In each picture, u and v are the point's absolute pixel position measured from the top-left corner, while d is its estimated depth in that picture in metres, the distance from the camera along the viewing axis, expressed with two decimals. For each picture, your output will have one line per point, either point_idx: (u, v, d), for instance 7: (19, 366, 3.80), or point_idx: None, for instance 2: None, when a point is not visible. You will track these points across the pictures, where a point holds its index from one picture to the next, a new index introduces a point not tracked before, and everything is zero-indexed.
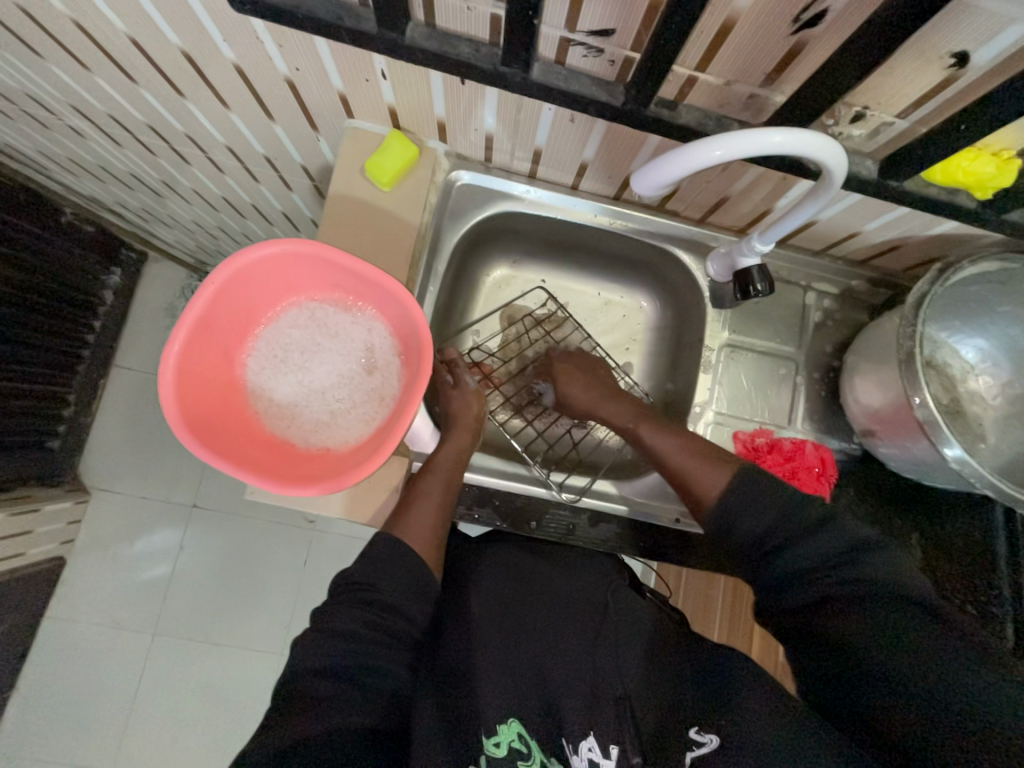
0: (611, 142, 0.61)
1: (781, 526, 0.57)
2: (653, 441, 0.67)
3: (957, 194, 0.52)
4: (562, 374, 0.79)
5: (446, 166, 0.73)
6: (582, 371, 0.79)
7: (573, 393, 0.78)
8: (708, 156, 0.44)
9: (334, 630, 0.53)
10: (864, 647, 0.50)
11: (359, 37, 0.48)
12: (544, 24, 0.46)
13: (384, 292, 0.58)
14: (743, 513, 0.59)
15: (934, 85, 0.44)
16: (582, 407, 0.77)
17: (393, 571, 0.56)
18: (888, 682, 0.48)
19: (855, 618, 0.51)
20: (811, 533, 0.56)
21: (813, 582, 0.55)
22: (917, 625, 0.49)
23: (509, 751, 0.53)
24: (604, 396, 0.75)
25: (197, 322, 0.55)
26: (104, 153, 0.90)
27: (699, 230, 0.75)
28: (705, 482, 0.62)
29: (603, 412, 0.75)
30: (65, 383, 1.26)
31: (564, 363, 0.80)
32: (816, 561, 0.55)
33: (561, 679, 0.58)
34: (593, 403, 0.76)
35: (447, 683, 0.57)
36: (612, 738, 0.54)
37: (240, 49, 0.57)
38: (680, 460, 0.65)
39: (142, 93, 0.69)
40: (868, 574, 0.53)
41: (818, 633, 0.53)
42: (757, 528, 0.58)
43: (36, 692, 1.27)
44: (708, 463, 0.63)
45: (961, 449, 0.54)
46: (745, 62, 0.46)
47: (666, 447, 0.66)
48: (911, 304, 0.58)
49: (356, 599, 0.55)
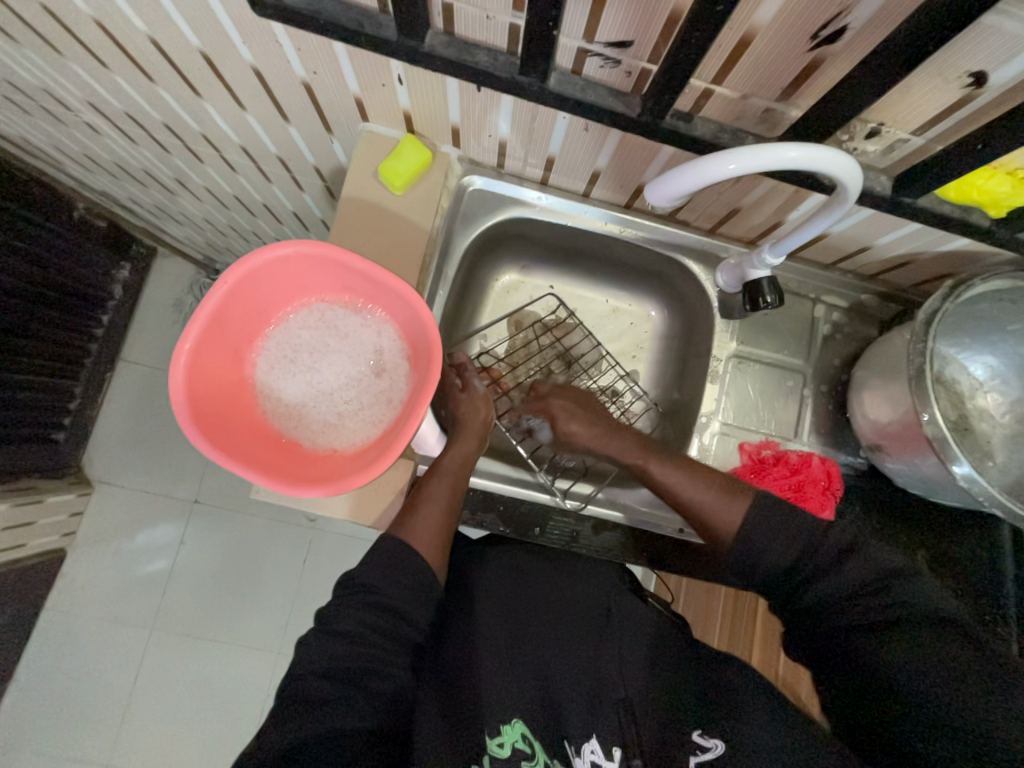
0: (624, 152, 0.61)
1: (806, 561, 0.56)
2: (665, 477, 0.65)
3: (971, 212, 0.52)
4: (560, 412, 0.73)
5: (458, 172, 0.74)
6: (579, 407, 0.73)
7: (573, 431, 0.72)
8: (723, 170, 0.44)
9: (336, 631, 0.53)
10: (894, 676, 0.50)
11: (379, 44, 0.49)
12: (563, 35, 0.47)
13: (395, 296, 0.58)
14: (761, 537, 0.58)
15: (951, 104, 0.44)
16: (585, 445, 0.72)
17: (396, 574, 0.56)
18: (917, 712, 0.48)
19: (885, 649, 0.51)
20: (840, 565, 0.55)
21: (843, 612, 0.54)
22: (943, 653, 0.49)
23: (513, 752, 0.53)
24: (606, 434, 0.70)
25: (208, 321, 0.55)
26: (119, 150, 0.91)
27: (710, 240, 0.76)
28: (725, 515, 0.61)
29: (608, 450, 0.70)
30: (72, 376, 1.27)
31: (560, 399, 0.74)
32: (845, 592, 0.55)
33: (564, 683, 0.59)
34: (596, 441, 0.71)
35: (452, 683, 0.59)
36: (614, 741, 0.55)
37: (258, 52, 0.57)
38: (696, 493, 0.63)
39: (160, 92, 0.69)
40: (895, 603, 0.53)
41: (847, 659, 0.54)
42: (783, 560, 0.57)
43: (33, 683, 1.27)
44: (724, 494, 0.61)
45: (970, 467, 0.54)
46: (762, 77, 0.46)
47: (681, 480, 0.64)
48: (922, 319, 0.58)
49: (358, 600, 0.55)
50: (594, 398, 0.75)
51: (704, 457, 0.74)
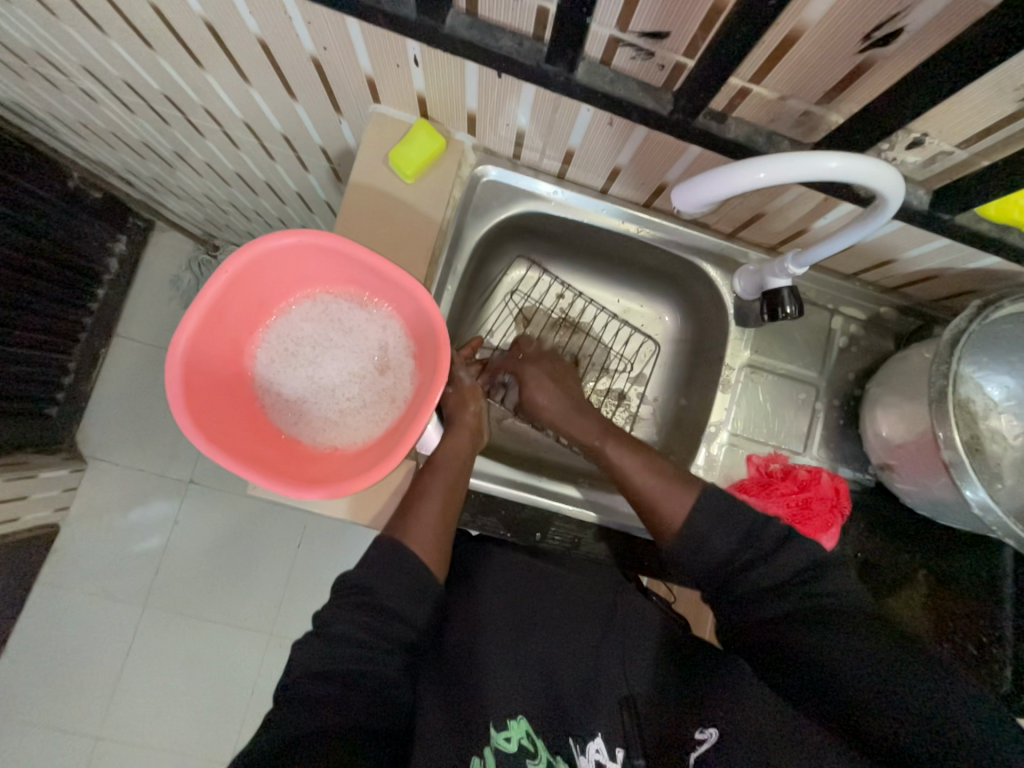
0: (648, 148, 0.58)
1: (749, 546, 0.58)
2: (618, 459, 0.65)
3: (1008, 231, 0.50)
4: (531, 379, 0.73)
5: (473, 161, 0.70)
6: (552, 379, 0.73)
7: (540, 401, 0.72)
8: (752, 179, 0.41)
9: (332, 635, 0.52)
10: (835, 663, 0.50)
11: (396, 22, 0.45)
12: (595, 22, 0.43)
13: (402, 291, 0.56)
14: (711, 527, 0.59)
15: (1002, 118, 0.42)
16: (549, 419, 0.72)
17: (395, 576, 0.55)
18: (858, 693, 0.48)
19: (821, 631, 0.52)
20: (775, 553, 0.57)
21: (779, 599, 0.55)
22: (874, 639, 0.51)
23: (519, 747, 0.53)
24: (570, 408, 0.71)
25: (208, 310, 0.52)
26: (116, 120, 0.87)
27: (729, 244, 0.73)
28: (671, 506, 0.61)
29: (568, 427, 0.70)
30: (66, 349, 1.24)
31: (535, 367, 0.74)
32: (785, 579, 0.56)
33: (568, 679, 0.58)
34: (560, 417, 0.71)
35: (450, 671, 0.58)
36: (619, 741, 0.54)
37: (266, 23, 0.53)
38: (646, 480, 0.63)
39: (158, 60, 0.65)
40: (828, 591, 0.55)
41: (789, 652, 0.53)
42: (726, 549, 0.58)
43: (25, 655, 1.27)
44: (671, 486, 0.62)
45: (983, 492, 0.53)
46: (805, 78, 0.43)
47: (630, 467, 0.64)
48: (947, 340, 0.56)
49: (355, 601, 0.54)
50: (571, 374, 0.76)
51: (711, 466, 0.72)
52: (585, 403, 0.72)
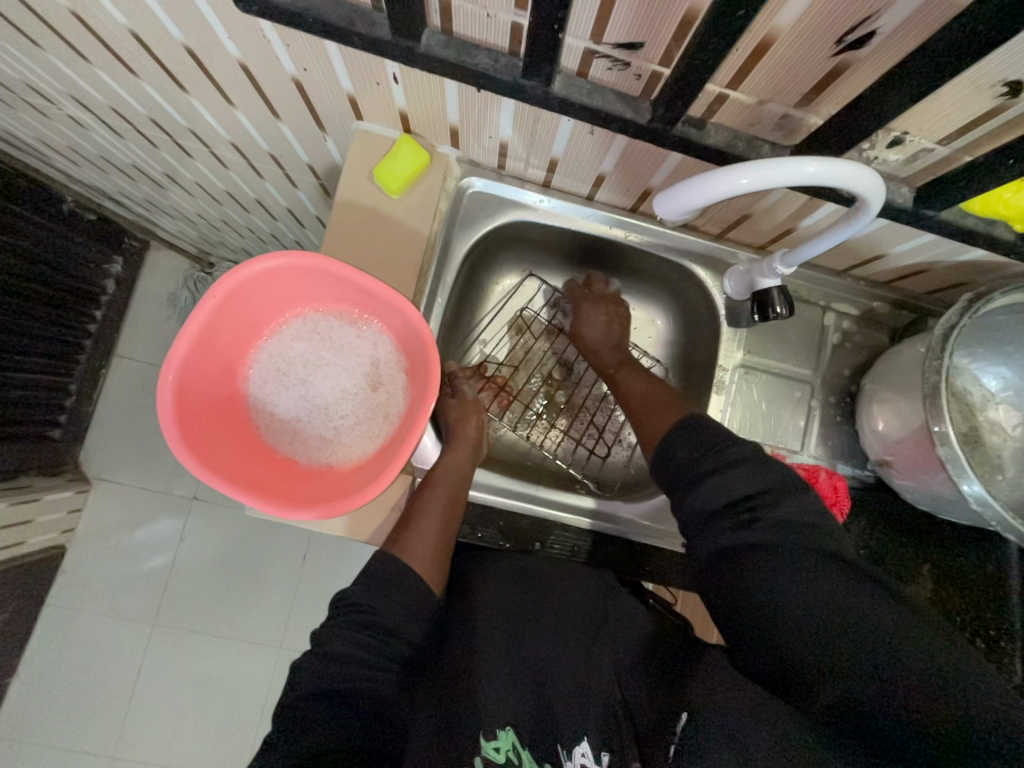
0: (632, 155, 0.59)
1: (710, 459, 0.58)
2: (627, 385, 0.74)
3: (996, 225, 0.50)
4: (587, 313, 0.79)
5: (458, 173, 0.71)
6: (608, 314, 0.78)
7: (586, 333, 0.79)
8: (734, 185, 0.42)
9: (330, 654, 0.52)
10: (791, 601, 0.50)
11: (372, 44, 0.45)
12: (569, 36, 0.43)
13: (391, 306, 0.56)
14: (680, 441, 0.61)
15: (982, 114, 0.42)
16: (584, 348, 0.80)
17: (390, 594, 0.56)
18: (812, 631, 0.48)
19: (769, 561, 0.52)
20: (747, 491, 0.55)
21: (729, 512, 0.55)
22: (832, 577, 0.50)
23: (507, 759, 0.51)
24: (613, 344, 0.78)
25: (199, 334, 0.53)
26: (106, 145, 0.88)
27: (718, 245, 0.73)
28: (654, 422, 0.67)
29: (601, 359, 0.78)
30: (66, 371, 1.25)
31: (592, 303, 0.79)
32: (735, 494, 0.56)
33: (559, 689, 0.57)
34: (595, 347, 0.79)
35: (447, 691, 0.56)
36: (603, 743, 0.53)
37: (245, 47, 0.54)
38: (637, 403, 0.71)
39: (143, 86, 0.66)
40: (788, 517, 0.53)
41: (746, 583, 0.52)
42: (688, 458, 0.60)
43: (37, 678, 1.28)
44: (662, 407, 0.68)
45: (980, 486, 0.52)
46: (782, 83, 0.43)
47: (637, 390, 0.73)
48: (938, 335, 0.55)
49: (353, 620, 0.54)
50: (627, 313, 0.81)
51: None
52: (624, 337, 0.78)
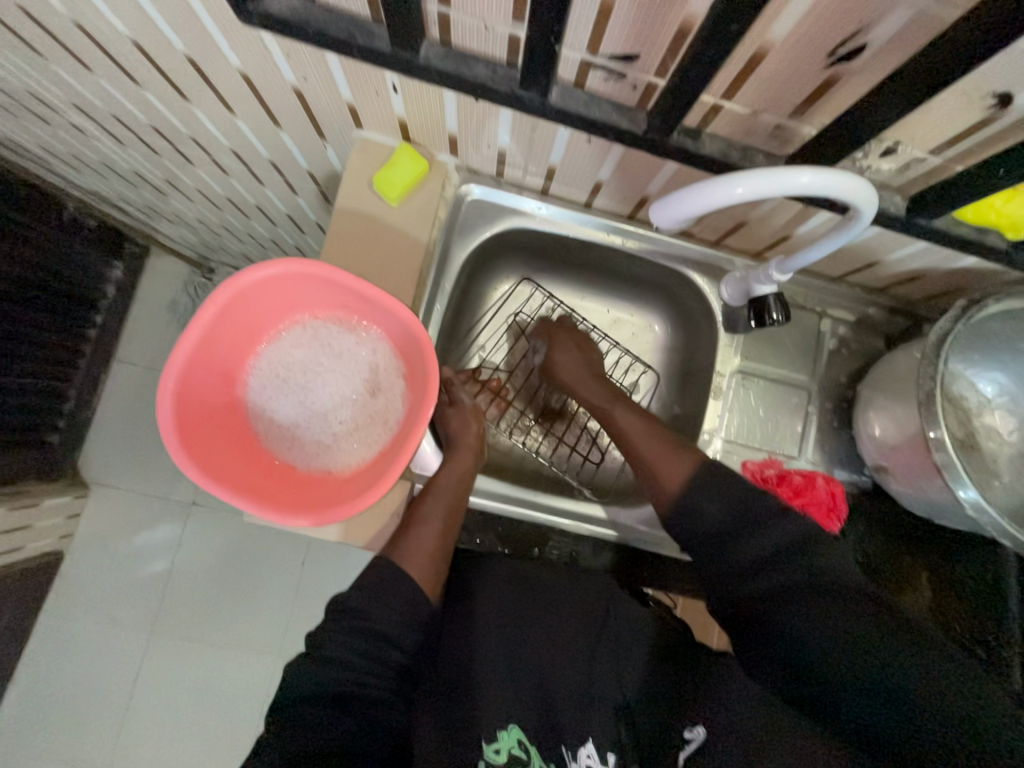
0: (629, 163, 0.59)
1: (742, 515, 0.56)
2: (623, 422, 0.70)
3: (987, 233, 0.50)
4: (559, 345, 0.79)
5: (456, 181, 0.71)
6: (579, 348, 0.79)
7: (560, 365, 0.78)
8: (731, 193, 0.42)
9: (326, 658, 0.52)
10: (833, 657, 0.48)
11: (371, 54, 0.46)
12: (566, 47, 0.44)
13: (390, 314, 0.56)
14: (704, 497, 0.58)
15: (972, 124, 0.42)
16: (563, 382, 0.78)
17: (387, 600, 0.55)
18: (859, 690, 0.47)
19: (809, 617, 0.50)
20: (771, 544, 0.54)
21: (765, 571, 0.54)
22: (875, 628, 0.49)
23: (509, 758, 0.55)
24: (587, 376, 0.77)
25: (198, 341, 0.53)
26: (107, 152, 0.89)
27: (715, 252, 0.74)
28: (671, 470, 0.62)
29: (581, 391, 0.76)
30: (65, 377, 1.25)
31: (565, 338, 0.80)
32: (772, 550, 0.54)
33: (561, 689, 0.59)
34: (575, 380, 0.77)
35: (451, 690, 0.59)
36: (610, 746, 0.56)
37: (247, 58, 0.55)
38: (647, 447, 0.66)
39: (145, 95, 0.67)
40: (825, 570, 0.52)
41: (784, 639, 0.51)
42: (717, 515, 0.57)
43: (33, 684, 1.27)
44: (673, 452, 0.63)
45: (975, 492, 0.52)
46: (775, 94, 0.43)
47: (637, 434, 0.68)
48: (933, 341, 0.56)
49: (349, 625, 0.53)
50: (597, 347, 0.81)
51: None
52: (598, 368, 0.77)
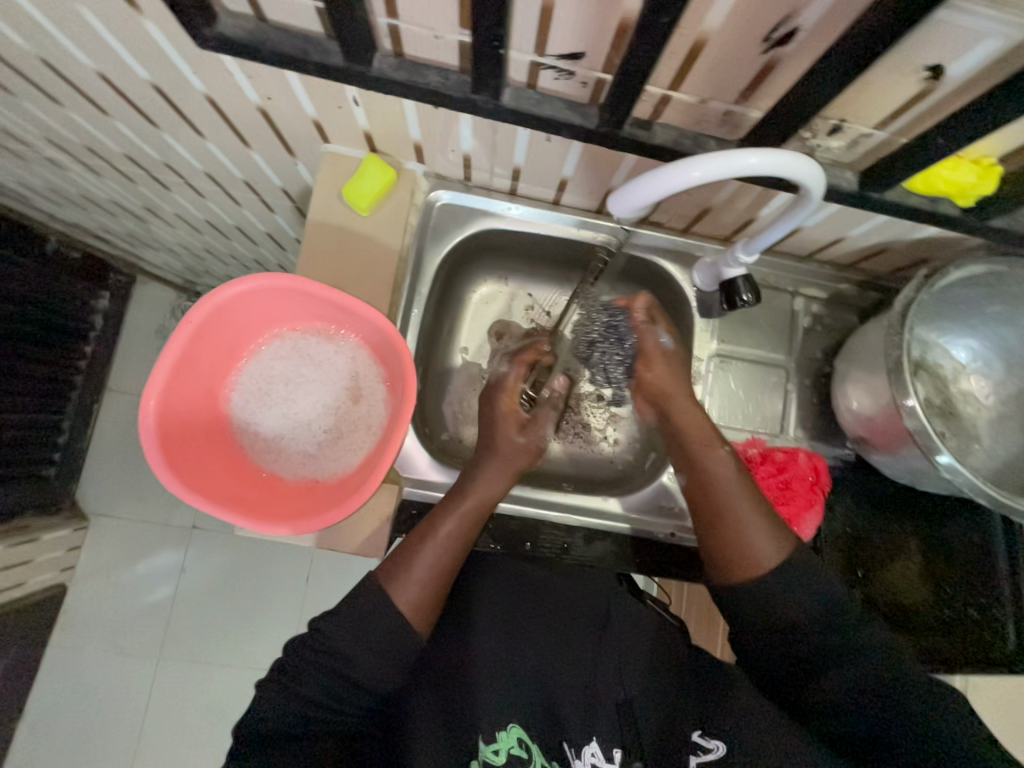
0: (590, 158, 0.60)
1: (821, 617, 0.54)
2: (724, 470, 0.61)
3: (939, 202, 0.52)
4: (665, 359, 0.69)
5: (425, 188, 0.73)
6: (682, 371, 0.69)
7: (666, 383, 0.68)
8: (687, 177, 0.43)
9: (297, 693, 0.52)
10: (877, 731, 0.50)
11: (326, 69, 0.47)
12: (514, 50, 0.45)
13: (366, 321, 0.57)
14: (795, 591, 0.55)
15: (912, 97, 0.43)
16: (660, 398, 0.68)
17: (367, 641, 0.53)
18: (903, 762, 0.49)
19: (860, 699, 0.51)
20: (824, 632, 0.54)
21: (829, 663, 0.53)
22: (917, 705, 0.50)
23: (509, 757, 0.56)
24: (692, 401, 0.67)
25: (178, 360, 0.54)
26: (84, 183, 0.90)
27: (685, 240, 0.75)
28: (762, 550, 0.57)
29: (680, 417, 0.66)
30: (58, 410, 1.26)
31: (673, 355, 0.70)
32: (840, 645, 0.53)
33: (562, 690, 0.60)
34: (676, 402, 0.67)
35: (449, 684, 0.62)
36: (614, 743, 0.56)
37: (210, 81, 0.56)
38: (749, 517, 0.58)
39: (115, 124, 0.68)
40: (877, 660, 0.52)
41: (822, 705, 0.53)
42: (800, 617, 0.54)
43: (43, 718, 1.27)
44: (774, 530, 0.58)
45: (952, 457, 0.53)
46: (719, 81, 0.45)
47: (737, 497, 0.59)
48: (898, 310, 0.57)
49: (324, 665, 0.53)
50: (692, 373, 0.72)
51: None
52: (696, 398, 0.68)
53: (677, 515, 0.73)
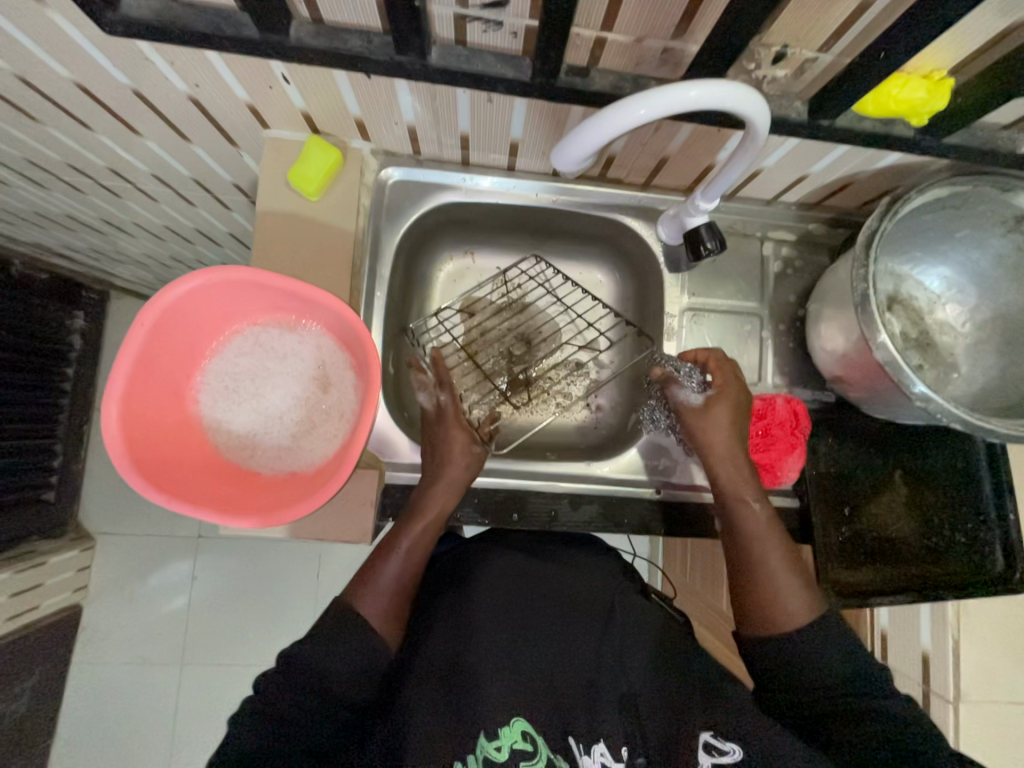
0: (537, 116, 0.58)
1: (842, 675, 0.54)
2: (759, 527, 0.60)
3: (893, 124, 0.50)
4: (719, 411, 0.64)
5: (375, 165, 0.71)
6: (736, 419, 0.64)
7: (715, 432, 0.64)
8: (634, 115, 0.41)
9: (269, 711, 0.52)
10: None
11: (242, 44, 0.45)
12: (435, 3, 0.43)
13: (323, 308, 0.56)
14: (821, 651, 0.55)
15: (852, 11, 0.42)
16: (708, 445, 0.64)
17: (341, 649, 0.54)
18: None
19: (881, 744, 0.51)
20: (844, 687, 0.54)
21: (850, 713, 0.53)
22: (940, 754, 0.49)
23: (511, 753, 0.54)
24: (738, 453, 0.63)
25: (135, 363, 0.53)
26: (35, 199, 0.87)
27: (646, 195, 0.74)
28: (789, 609, 0.57)
29: (724, 471, 0.63)
30: (49, 435, 1.25)
31: (724, 404, 0.64)
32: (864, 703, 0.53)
33: (567, 679, 0.61)
34: (719, 453, 0.64)
35: (445, 678, 0.60)
36: (623, 740, 0.57)
37: (132, 73, 0.54)
38: (780, 574, 0.58)
39: (49, 132, 0.65)
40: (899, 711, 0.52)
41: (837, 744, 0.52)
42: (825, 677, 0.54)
43: (76, 733, 1.30)
44: (800, 587, 0.58)
45: (925, 386, 0.52)
46: (651, 15, 0.43)
47: (772, 556, 0.59)
48: (862, 242, 0.56)
49: (299, 678, 0.53)
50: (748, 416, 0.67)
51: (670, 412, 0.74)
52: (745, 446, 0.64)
53: (662, 472, 0.73)
